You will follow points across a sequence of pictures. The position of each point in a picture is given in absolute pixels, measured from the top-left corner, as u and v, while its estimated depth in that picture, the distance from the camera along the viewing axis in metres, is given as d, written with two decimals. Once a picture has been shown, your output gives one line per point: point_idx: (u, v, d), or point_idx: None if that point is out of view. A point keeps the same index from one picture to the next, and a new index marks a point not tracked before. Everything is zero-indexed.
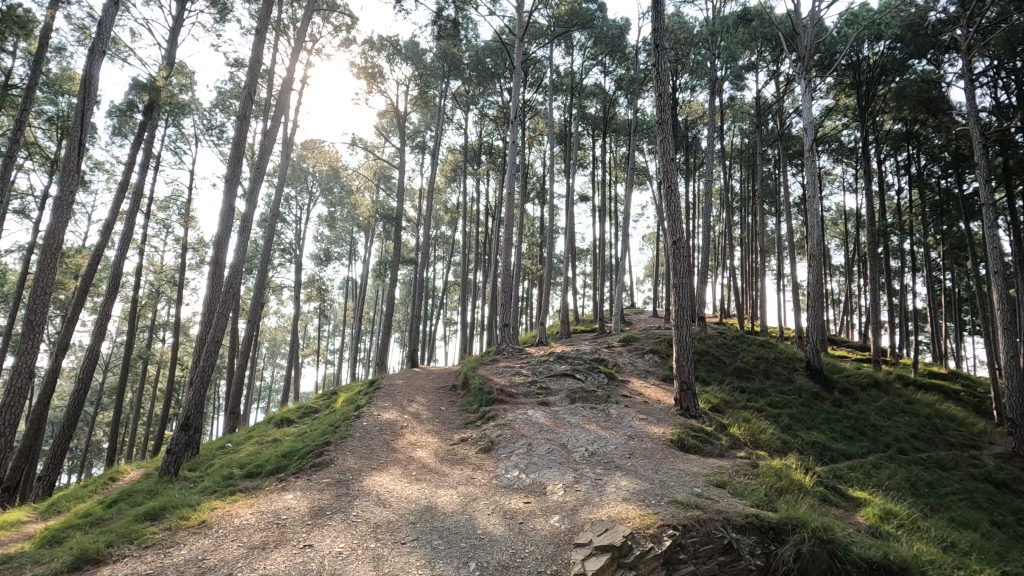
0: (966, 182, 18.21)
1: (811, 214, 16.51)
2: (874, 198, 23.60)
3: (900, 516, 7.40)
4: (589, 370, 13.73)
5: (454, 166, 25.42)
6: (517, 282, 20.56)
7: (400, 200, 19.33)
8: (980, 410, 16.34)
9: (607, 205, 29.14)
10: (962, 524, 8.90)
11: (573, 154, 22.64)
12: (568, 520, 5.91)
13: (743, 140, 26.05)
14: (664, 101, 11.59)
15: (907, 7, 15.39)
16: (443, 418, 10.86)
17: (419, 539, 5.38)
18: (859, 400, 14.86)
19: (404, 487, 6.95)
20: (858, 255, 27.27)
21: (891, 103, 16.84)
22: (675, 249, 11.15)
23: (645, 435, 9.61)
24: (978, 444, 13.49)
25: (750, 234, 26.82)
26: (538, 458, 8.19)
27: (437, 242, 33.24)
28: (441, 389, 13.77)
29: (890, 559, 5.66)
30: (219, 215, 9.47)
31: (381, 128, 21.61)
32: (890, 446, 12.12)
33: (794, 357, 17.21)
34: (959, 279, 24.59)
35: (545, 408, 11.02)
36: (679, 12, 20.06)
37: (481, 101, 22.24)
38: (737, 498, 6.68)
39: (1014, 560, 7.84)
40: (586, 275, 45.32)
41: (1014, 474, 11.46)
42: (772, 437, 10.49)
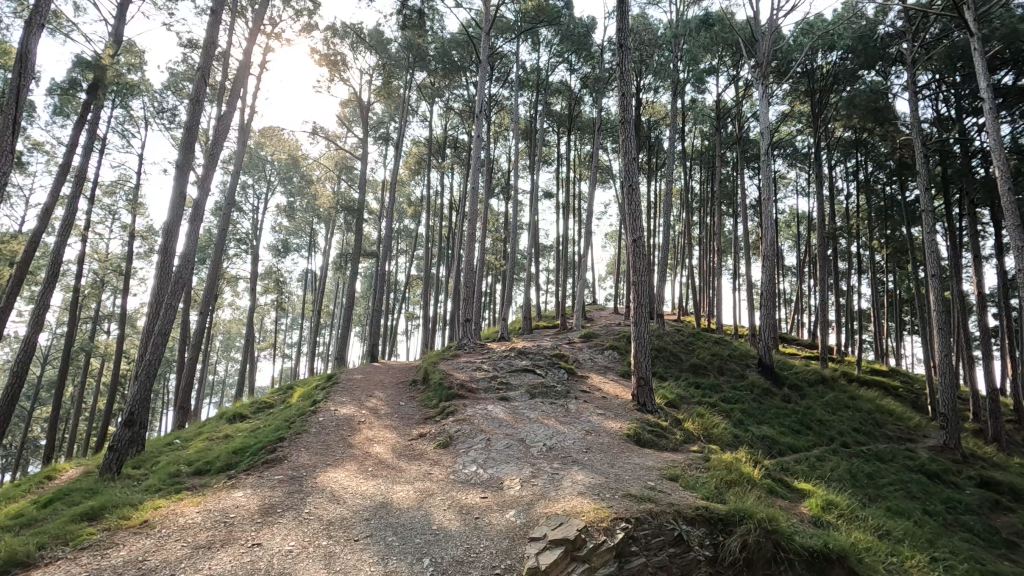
0: (909, 189, 19.18)
1: (765, 215, 17.03)
2: (825, 202, 24.55)
3: (840, 507, 7.77)
4: (549, 365, 13.83)
5: (418, 159, 25.09)
6: (479, 276, 20.46)
7: (362, 191, 18.95)
8: (916, 406, 17.32)
9: (572, 203, 29.39)
10: (896, 512, 9.43)
11: (538, 151, 22.69)
12: (524, 516, 5.92)
13: (702, 142, 26.70)
14: (627, 101, 11.70)
15: (857, 19, 16.08)
16: (402, 414, 10.75)
17: (374, 535, 5.31)
18: (807, 395, 15.51)
19: (360, 483, 6.83)
20: (809, 256, 28.34)
21: (842, 111, 17.58)
22: (634, 248, 11.30)
23: (602, 430, 9.75)
24: (914, 437, 14.30)
25: (708, 233, 27.52)
26: (495, 453, 8.21)
27: (400, 235, 32.81)
28: (400, 384, 13.61)
29: (829, 547, 5.93)
30: (169, 201, 9.06)
31: (344, 118, 21.17)
32: (834, 440, 12.71)
33: (747, 354, 17.80)
34: (901, 281, 25.92)
35: (505, 403, 11.04)
36: (644, 13, 20.38)
37: (447, 94, 22.06)
38: (688, 491, 6.86)
39: (942, 546, 8.32)
40: (549, 271, 45.60)
41: (945, 466, 12.23)
42: (724, 431, 10.84)
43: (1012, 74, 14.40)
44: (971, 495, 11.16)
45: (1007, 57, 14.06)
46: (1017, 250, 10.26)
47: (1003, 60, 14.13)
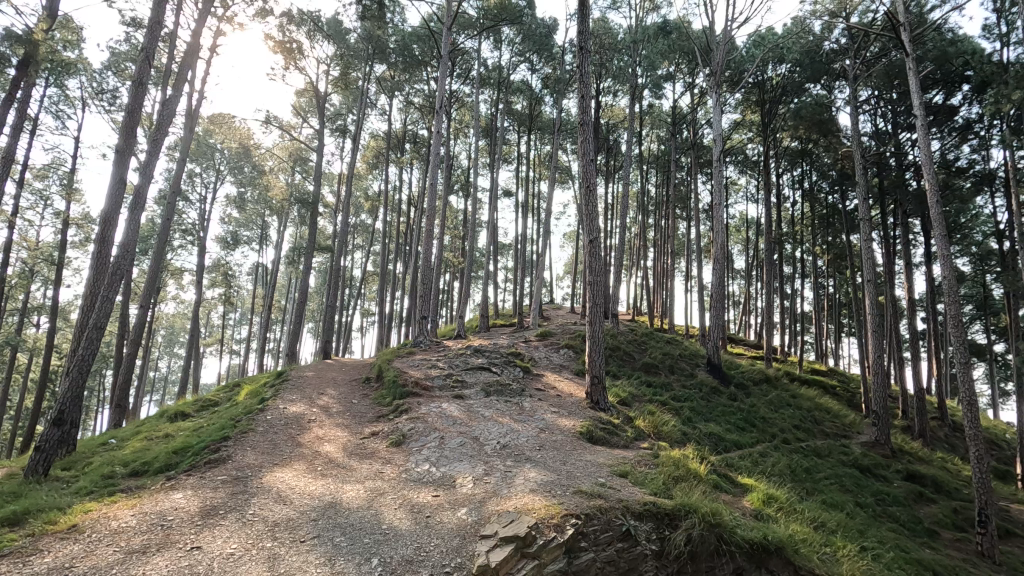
0: (849, 198, 20.21)
1: (716, 219, 17.57)
2: (773, 208, 25.56)
3: (780, 500, 8.14)
4: (504, 363, 13.87)
5: (376, 153, 24.64)
6: (437, 273, 20.26)
7: (318, 183, 18.40)
8: (851, 403, 18.32)
9: (531, 202, 29.53)
10: (830, 504, 9.95)
11: (498, 149, 22.68)
12: (475, 513, 5.92)
13: (658, 146, 27.34)
14: (586, 102, 11.86)
15: (805, 35, 16.87)
16: (354, 412, 10.54)
17: (321, 536, 5.19)
18: (752, 393, 16.15)
19: (308, 483, 6.67)
20: (757, 260, 29.45)
21: (790, 121, 18.36)
22: (590, 248, 11.45)
23: (555, 428, 9.86)
24: (849, 433, 15.12)
25: (663, 235, 28.21)
26: (449, 451, 8.17)
27: (356, 230, 32.15)
28: (353, 382, 13.33)
29: (768, 539, 6.21)
30: (106, 187, 8.58)
31: (299, 107, 20.56)
32: (775, 436, 13.27)
33: (697, 354, 18.35)
34: (841, 285, 27.30)
35: (460, 401, 11.01)
36: (604, 18, 20.67)
37: (406, 88, 21.75)
38: (637, 487, 7.01)
39: (871, 536, 8.83)
40: (507, 270, 45.70)
41: (875, 460, 13.00)
42: (672, 429, 11.16)
43: (942, 93, 15.37)
44: (898, 487, 11.90)
45: (937, 77, 15.02)
46: (943, 259, 10.94)
47: (934, 80, 15.08)
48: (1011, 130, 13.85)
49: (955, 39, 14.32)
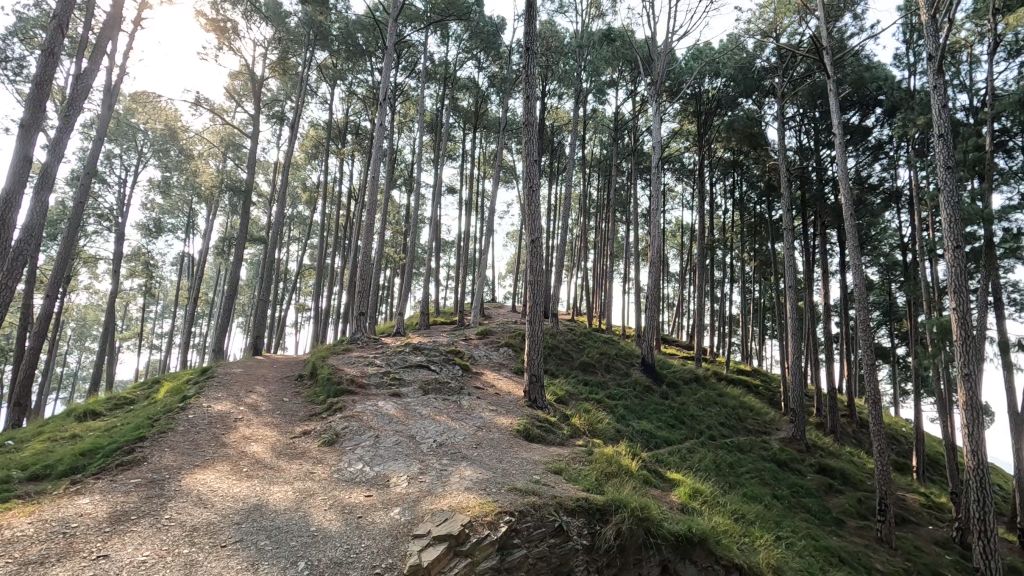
0: (775, 209, 21.44)
1: (654, 224, 18.11)
2: (706, 215, 26.74)
3: (704, 494, 8.54)
4: (443, 362, 13.75)
5: (316, 142, 23.78)
6: (377, 269, 19.79)
7: (252, 171, 17.53)
8: (771, 401, 19.48)
9: (475, 199, 29.44)
10: (751, 497, 10.53)
11: (443, 145, 22.46)
12: (408, 513, 5.84)
13: (601, 150, 27.98)
14: (531, 103, 11.93)
15: (739, 51, 17.76)
16: (285, 410, 10.14)
17: (244, 540, 4.96)
18: (682, 392, 16.83)
19: (231, 485, 6.34)
20: (691, 264, 30.67)
21: (723, 133, 19.25)
22: (532, 248, 11.55)
23: (492, 426, 9.88)
24: (769, 430, 16.07)
25: (604, 237, 28.90)
26: (384, 450, 8.02)
27: (292, 221, 30.92)
28: (285, 380, 12.81)
29: (692, 531, 6.51)
30: (8, 164, 7.81)
31: (233, 90, 19.54)
32: (703, 433, 13.89)
33: (632, 354, 18.90)
34: (765, 290, 28.93)
35: (397, 399, 10.83)
36: (551, 21, 20.87)
37: (349, 77, 21.13)
38: (570, 483, 7.15)
39: (786, 526, 9.41)
40: (449, 267, 45.39)
41: (791, 455, 13.89)
42: (607, 427, 11.47)
43: (858, 114, 16.62)
44: (811, 480, 12.78)
45: (854, 100, 16.21)
46: (854, 268, 11.80)
47: (852, 102, 16.28)
48: (916, 152, 15.13)
49: (871, 65, 15.49)
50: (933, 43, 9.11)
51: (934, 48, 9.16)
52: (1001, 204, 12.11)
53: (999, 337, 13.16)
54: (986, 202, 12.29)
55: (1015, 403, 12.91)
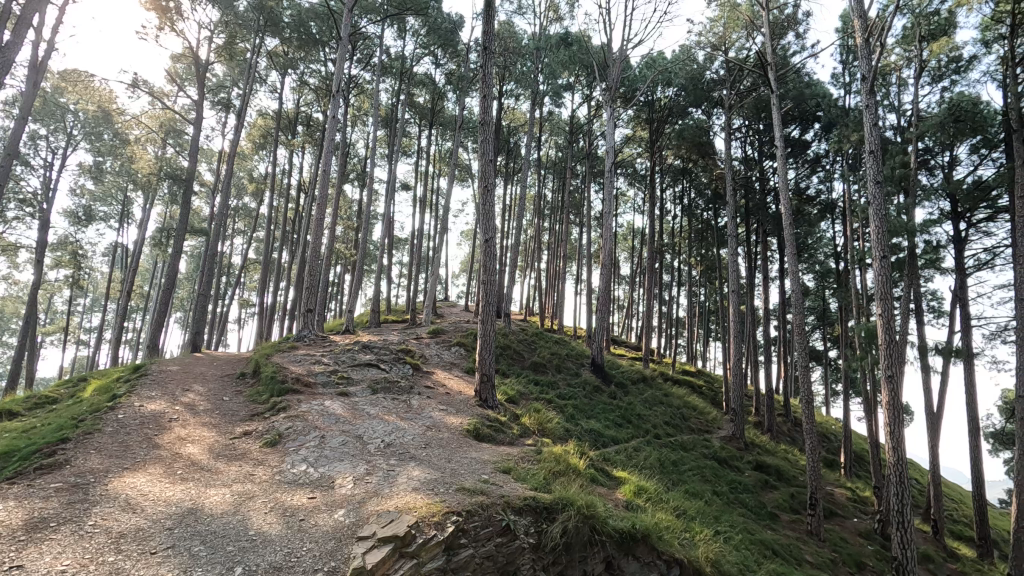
0: (720, 216, 22.28)
1: (605, 226, 18.42)
2: (656, 220, 27.48)
3: (649, 491, 8.78)
4: (393, 361, 13.55)
5: (264, 132, 22.91)
6: (326, 265, 19.27)
7: (194, 159, 16.71)
8: (713, 401, 20.24)
9: (429, 196, 29.15)
10: (692, 493, 10.91)
11: (397, 141, 22.13)
12: (353, 514, 5.72)
13: (556, 153, 28.29)
14: (488, 102, 11.93)
15: (689, 63, 18.35)
16: (225, 410, 9.72)
17: (176, 547, 4.72)
18: (630, 392, 17.23)
19: (164, 488, 6.02)
20: (641, 267, 31.46)
21: (674, 141, 19.83)
22: (486, 247, 11.55)
23: (442, 426, 9.80)
24: (711, 428, 16.68)
25: (557, 239, 29.22)
26: (329, 450, 7.82)
27: (237, 213, 29.67)
28: (226, 378, 12.29)
29: (635, 527, 6.70)
30: None
31: (175, 73, 18.57)
32: (648, 432, 14.27)
33: (582, 355, 19.19)
34: (710, 294, 29.99)
35: (344, 398, 10.58)
36: (510, 22, 20.91)
37: (301, 67, 20.49)
38: (518, 483, 7.19)
39: (724, 521, 9.81)
40: (401, 265, 44.76)
41: (731, 452, 14.48)
42: (556, 426, 11.60)
43: (798, 128, 17.49)
44: (748, 476, 13.37)
45: (795, 115, 17.05)
46: (792, 275, 12.37)
47: (793, 117, 17.12)
48: (849, 167, 16.07)
49: (811, 83, 16.32)
50: (866, 65, 9.67)
51: (867, 70, 9.70)
52: (923, 218, 13.03)
53: (918, 342, 14.17)
54: (911, 216, 13.18)
55: (932, 402, 13.92)
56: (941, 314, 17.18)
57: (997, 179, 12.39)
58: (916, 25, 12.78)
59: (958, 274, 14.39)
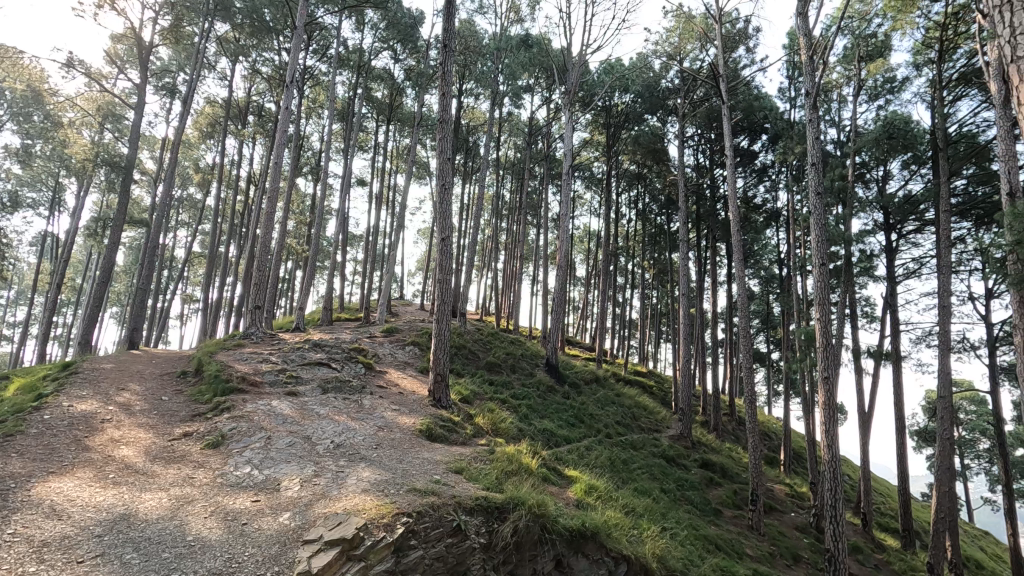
0: (673, 221, 22.90)
1: (561, 228, 18.58)
2: (611, 223, 27.98)
3: (599, 490, 8.94)
4: (345, 360, 13.26)
5: (212, 121, 21.96)
6: (276, 261, 18.65)
7: (134, 146, 15.85)
8: (663, 401, 20.79)
9: (385, 193, 28.69)
10: (641, 491, 11.16)
11: (354, 135, 21.67)
12: (299, 517, 5.57)
13: (515, 154, 28.40)
14: (447, 100, 11.85)
15: (646, 70, 18.80)
16: (164, 410, 9.26)
17: (106, 554, 4.46)
18: (583, 392, 17.48)
19: (94, 493, 5.68)
20: (595, 269, 31.97)
21: (630, 147, 20.26)
22: (443, 246, 11.46)
23: (394, 426, 9.67)
24: (660, 428, 17.11)
25: (515, 239, 29.31)
26: (276, 451, 7.58)
27: (181, 204, 28.33)
28: (165, 376, 11.71)
29: (585, 525, 6.81)
30: None
31: (115, 54, 17.56)
32: (600, 432, 14.51)
33: (536, 355, 19.31)
34: (661, 296, 30.77)
35: (293, 398, 10.28)
36: (471, 20, 20.81)
37: (253, 54, 19.77)
38: (470, 483, 7.18)
39: (671, 517, 10.09)
40: (356, 262, 43.85)
41: (679, 451, 14.90)
42: (510, 426, 11.64)
43: (747, 139, 18.19)
44: (694, 474, 13.81)
45: (744, 126, 17.74)
46: (739, 280, 12.84)
47: (742, 127, 17.78)
48: (793, 177, 16.83)
49: (759, 95, 17.00)
50: (810, 81, 10.14)
51: (811, 86, 10.18)
52: (858, 228, 13.80)
53: (852, 345, 14.99)
54: (847, 226, 13.93)
55: (863, 402, 14.76)
56: (873, 318, 18.23)
57: (924, 194, 13.27)
58: (856, 46, 13.53)
59: (889, 282, 15.32)
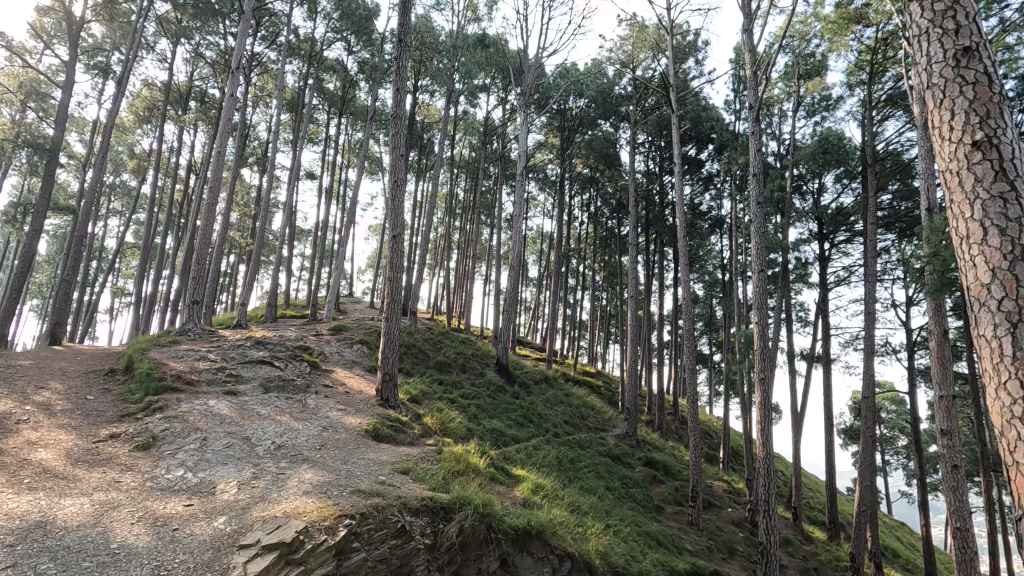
0: (622, 225, 23.43)
1: (514, 228, 18.58)
2: (564, 225, 28.34)
3: (545, 488, 9.04)
4: (289, 358, 12.86)
5: (149, 105, 20.76)
6: (218, 254, 17.85)
7: (61, 127, 14.80)
8: (610, 401, 21.23)
9: (336, 187, 28.00)
10: (587, 489, 11.37)
11: (303, 127, 21.03)
12: (235, 522, 5.35)
13: (470, 153, 28.30)
14: (401, 96, 11.69)
15: (600, 77, 19.17)
16: (88, 410, 8.69)
17: (19, 565, 4.15)
18: (532, 392, 17.61)
19: (5, 499, 5.27)
20: (548, 271, 32.27)
21: (583, 151, 20.58)
22: (393, 243, 11.28)
23: (339, 426, 9.45)
24: (606, 427, 17.47)
25: (468, 238, 29.20)
26: (212, 454, 7.26)
27: (113, 191, 26.66)
28: (91, 375, 11.00)
29: (531, 524, 6.88)
30: None
31: (40, 27, 16.33)
32: (548, 431, 14.67)
33: (487, 355, 19.32)
34: (611, 298, 31.40)
35: (232, 397, 9.88)
36: (427, 16, 20.59)
37: (196, 37, 18.86)
38: (417, 483, 7.11)
39: (615, 515, 10.32)
40: (303, 257, 42.55)
41: (624, 450, 15.26)
42: (458, 426, 11.59)
43: (695, 148, 18.83)
44: (638, 472, 14.18)
45: (693, 135, 18.36)
46: (685, 284, 13.25)
47: (691, 136, 18.40)
48: (737, 186, 17.56)
49: (707, 107, 17.62)
50: (753, 95, 10.58)
51: (754, 100, 10.62)
52: (795, 237, 14.54)
53: (788, 348, 15.79)
54: (785, 235, 14.66)
55: (796, 402, 15.58)
56: (806, 323, 19.27)
57: (854, 206, 14.14)
58: (796, 64, 14.24)
59: (821, 288, 16.22)
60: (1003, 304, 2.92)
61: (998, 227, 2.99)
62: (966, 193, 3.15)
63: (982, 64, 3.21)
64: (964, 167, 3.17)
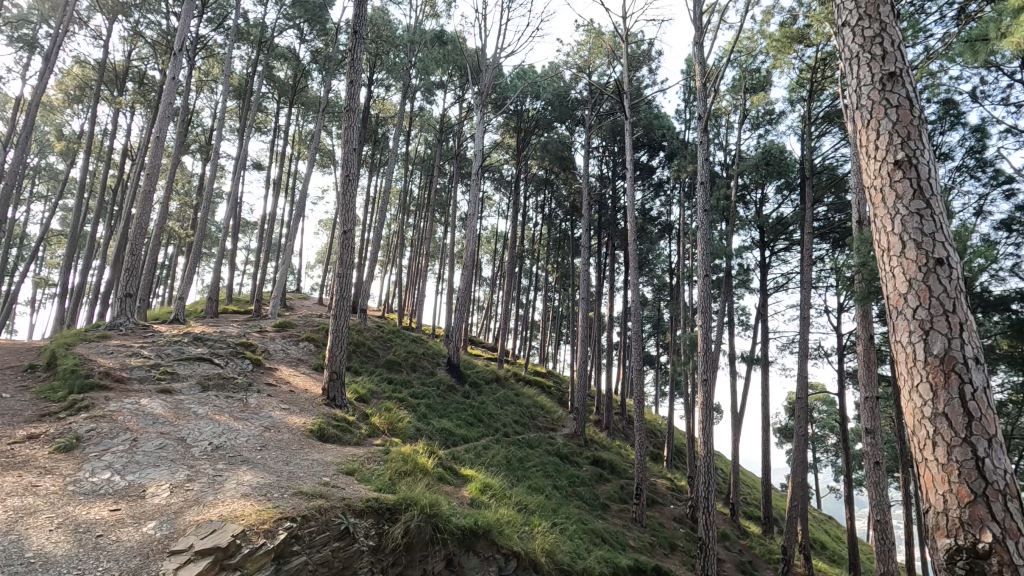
0: (575, 227, 23.75)
1: (467, 227, 18.47)
2: (518, 225, 28.46)
3: (493, 488, 9.05)
4: (230, 355, 12.34)
5: (80, 83, 19.45)
6: (154, 245, 16.91)
7: None
8: (560, 401, 21.49)
9: (284, 179, 27.08)
10: (534, 488, 11.47)
11: (250, 115, 20.22)
12: (166, 527, 5.10)
13: (425, 150, 27.97)
14: (355, 89, 11.44)
15: (557, 80, 19.37)
16: (3, 409, 8.05)
17: None
18: (483, 392, 17.59)
19: None
20: (501, 270, 32.34)
21: (539, 153, 20.75)
22: (344, 238, 11.02)
23: (282, 426, 9.16)
24: (555, 427, 17.67)
25: (421, 236, 28.88)
26: (143, 455, 6.88)
27: (36, 173, 24.80)
28: (7, 371, 10.19)
29: (478, 524, 6.87)
30: None
31: None
32: (498, 431, 14.70)
33: (438, 354, 19.15)
34: (562, 299, 31.75)
35: (167, 396, 9.40)
36: (384, 9, 20.20)
37: (135, 15, 17.81)
38: (362, 484, 6.99)
39: (561, 513, 10.45)
40: (247, 250, 40.88)
41: (572, 449, 15.48)
42: (407, 425, 11.45)
43: (647, 154, 19.33)
44: (585, 471, 14.42)
45: (645, 142, 18.83)
46: (634, 287, 13.55)
47: (643, 143, 18.86)
48: (685, 193, 18.14)
49: (659, 115, 18.11)
50: (703, 105, 10.94)
51: (703, 110, 10.97)
52: (738, 244, 15.14)
53: (729, 350, 16.44)
54: (729, 242, 15.24)
55: (736, 402, 16.25)
56: (746, 326, 20.13)
57: (793, 217, 14.88)
58: (743, 78, 14.83)
59: (761, 294, 16.99)
60: (917, 312, 3.16)
61: (915, 241, 3.23)
62: (888, 208, 3.39)
63: (904, 88, 3.45)
64: (887, 184, 3.40)
